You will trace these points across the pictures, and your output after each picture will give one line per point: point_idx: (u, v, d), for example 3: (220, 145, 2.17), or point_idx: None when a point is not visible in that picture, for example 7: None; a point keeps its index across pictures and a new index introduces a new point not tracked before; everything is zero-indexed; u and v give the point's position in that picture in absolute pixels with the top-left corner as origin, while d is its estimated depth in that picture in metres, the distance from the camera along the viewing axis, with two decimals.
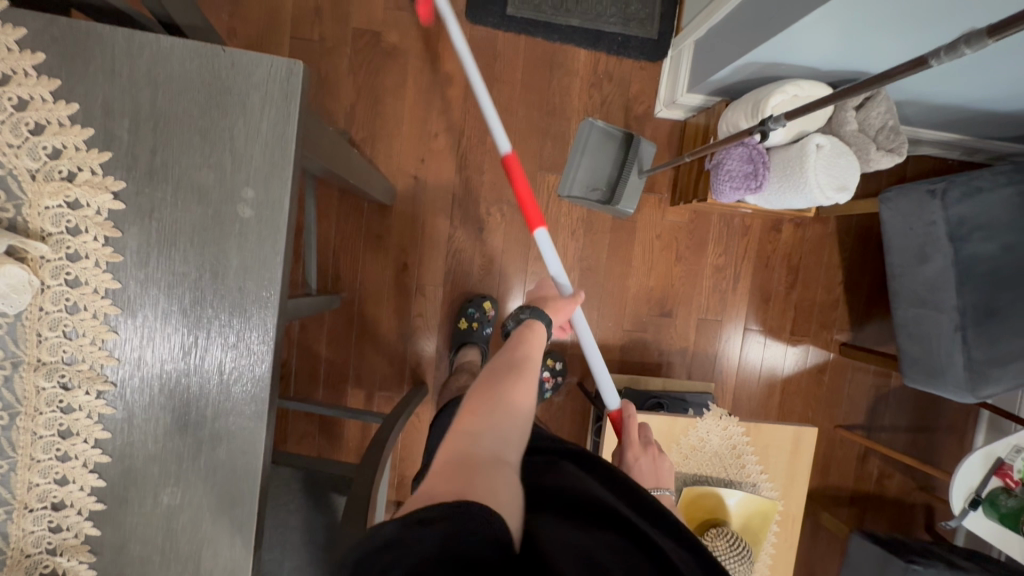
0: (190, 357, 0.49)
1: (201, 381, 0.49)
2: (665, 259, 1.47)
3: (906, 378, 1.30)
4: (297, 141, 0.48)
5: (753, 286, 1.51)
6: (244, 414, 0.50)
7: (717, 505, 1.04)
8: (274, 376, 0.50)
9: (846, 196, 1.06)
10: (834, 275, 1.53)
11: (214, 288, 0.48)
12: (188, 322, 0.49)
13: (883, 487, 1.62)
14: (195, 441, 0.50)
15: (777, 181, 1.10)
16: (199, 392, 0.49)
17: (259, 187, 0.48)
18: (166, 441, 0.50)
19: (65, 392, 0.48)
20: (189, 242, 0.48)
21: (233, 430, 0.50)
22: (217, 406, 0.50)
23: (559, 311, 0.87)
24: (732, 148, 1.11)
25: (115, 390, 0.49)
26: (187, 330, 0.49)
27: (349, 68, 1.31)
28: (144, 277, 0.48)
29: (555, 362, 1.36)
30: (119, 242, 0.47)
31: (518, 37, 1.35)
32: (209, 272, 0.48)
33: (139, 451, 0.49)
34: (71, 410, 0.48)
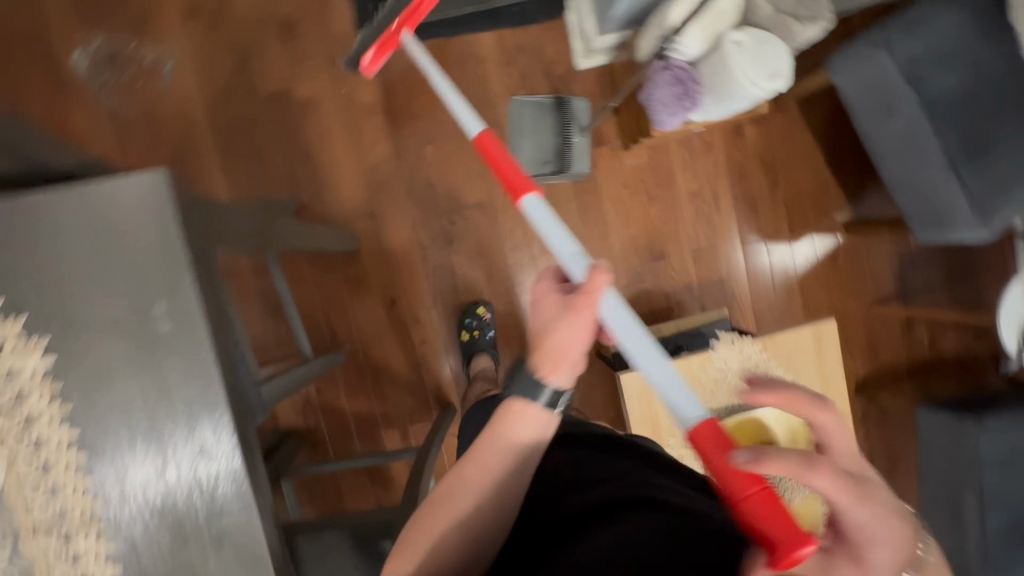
0: (166, 474, 0.51)
1: (183, 491, 0.51)
2: (638, 205, 1.44)
3: (917, 234, 1.23)
4: (186, 243, 0.50)
5: (737, 199, 1.46)
6: (233, 509, 0.51)
7: (760, 429, 1.01)
8: (248, 464, 0.52)
9: (782, 82, 1.00)
10: (812, 159, 1.47)
11: (162, 403, 0.50)
12: (151, 442, 0.51)
13: (938, 349, 1.55)
14: (200, 549, 0.52)
15: (711, 92, 1.07)
16: (185, 503, 0.51)
17: (168, 297, 0.49)
18: (173, 556, 0.52)
19: (67, 543, 0.50)
20: (125, 370, 0.50)
21: (229, 526, 0.52)
22: (207, 510, 0.51)
23: (561, 353, 0.55)
24: (655, 75, 1.08)
25: (112, 526, 0.51)
26: (153, 450, 0.51)
27: (272, 136, 1.33)
28: (97, 416, 0.50)
29: None
30: (65, 393, 0.50)
31: (419, 45, 1.34)
32: (153, 390, 0.50)
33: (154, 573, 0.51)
34: (79, 557, 0.51)
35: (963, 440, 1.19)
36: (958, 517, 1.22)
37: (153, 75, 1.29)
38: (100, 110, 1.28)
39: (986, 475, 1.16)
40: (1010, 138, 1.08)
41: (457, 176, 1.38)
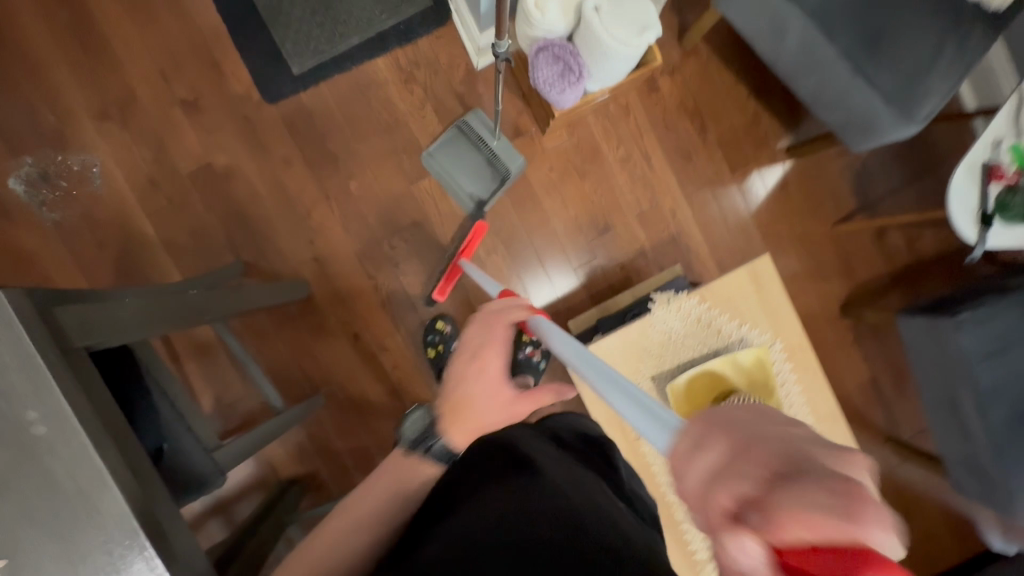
0: (76, 567, 0.54)
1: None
2: (571, 184, 1.43)
3: (853, 147, 1.18)
4: (40, 353, 0.53)
5: (669, 153, 1.44)
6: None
7: (716, 380, 0.99)
8: (152, 538, 0.55)
9: (652, 33, 0.98)
10: (735, 93, 1.43)
11: (56, 503, 0.54)
12: (55, 542, 0.54)
13: (917, 251, 1.48)
14: None
15: (591, 60, 1.06)
16: None
17: (36, 405, 0.53)
18: None
19: None
20: (13, 482, 0.53)
21: None
22: None
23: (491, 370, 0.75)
24: (535, 59, 1.08)
25: None
26: (58, 550, 0.54)
27: (205, 208, 1.38)
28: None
29: None
30: None
31: (318, 85, 1.36)
32: (45, 493, 0.53)
33: None
34: None
35: (945, 341, 1.14)
36: (961, 418, 1.17)
37: (84, 180, 1.36)
38: (45, 225, 1.35)
39: (976, 371, 1.11)
40: (910, 26, 1.04)
41: (387, 202, 1.40)
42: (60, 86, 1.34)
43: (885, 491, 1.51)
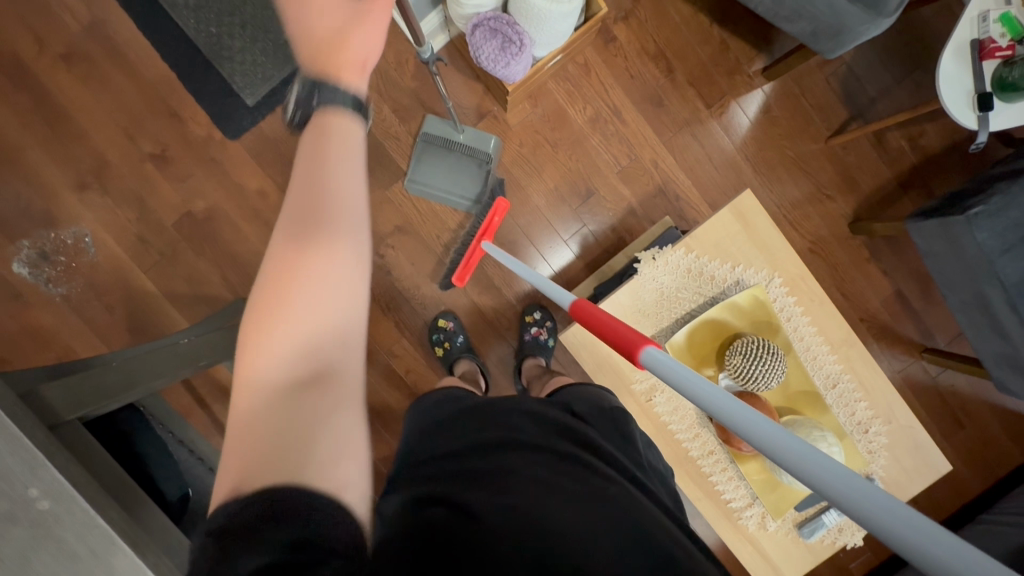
0: None
1: None
2: (545, 155, 1.40)
3: (825, 54, 1.11)
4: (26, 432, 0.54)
5: (639, 101, 1.38)
6: None
7: (717, 328, 0.96)
8: None
9: None
10: (696, 24, 1.36)
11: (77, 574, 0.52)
12: None
13: (924, 149, 1.39)
14: None
15: (530, 25, 1.02)
16: None
17: (36, 480, 0.52)
18: None
19: None
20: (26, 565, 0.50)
21: None
22: None
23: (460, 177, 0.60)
24: (473, 37, 1.04)
25: None
26: None
27: (197, 254, 1.41)
28: None
29: (535, 314, 1.40)
30: None
31: (275, 111, 1.36)
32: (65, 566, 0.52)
33: None
34: None
35: (960, 240, 1.07)
36: (993, 317, 1.10)
37: (79, 251, 1.41)
38: (56, 300, 1.41)
39: (999, 266, 1.04)
40: None
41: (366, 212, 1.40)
42: (36, 166, 1.38)
43: (932, 403, 1.44)
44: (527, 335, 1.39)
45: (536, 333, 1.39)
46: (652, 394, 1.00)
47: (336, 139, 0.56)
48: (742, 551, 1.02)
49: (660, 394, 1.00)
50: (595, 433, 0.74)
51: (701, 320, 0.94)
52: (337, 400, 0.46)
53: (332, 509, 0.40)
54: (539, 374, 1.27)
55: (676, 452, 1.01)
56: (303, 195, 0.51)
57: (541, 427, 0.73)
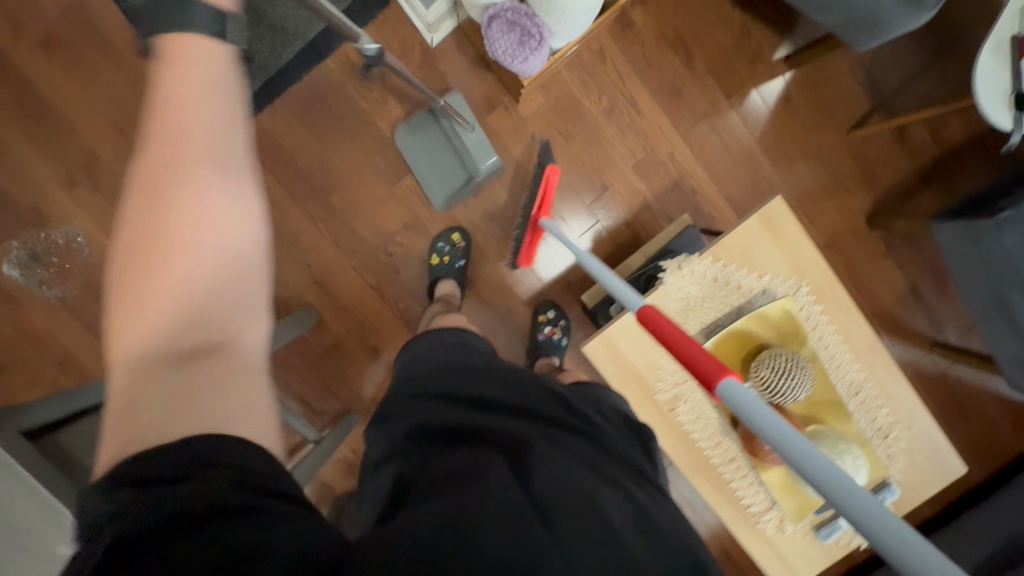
0: None
1: None
2: (558, 149, 1.34)
3: (858, 46, 1.07)
4: None
5: (657, 92, 1.32)
6: None
7: (743, 339, 0.94)
8: None
9: None
10: (718, 9, 1.29)
11: None
12: None
13: (945, 141, 1.36)
14: None
15: (552, 18, 0.96)
16: None
17: None
18: None
19: None
20: None
21: None
22: None
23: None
24: (489, 30, 0.97)
25: None
26: None
27: None
28: None
29: (548, 313, 1.37)
30: None
31: (274, 103, 1.29)
32: None
33: None
34: None
35: (986, 243, 1.05)
36: (1013, 320, 1.09)
37: (72, 251, 1.35)
38: (51, 303, 1.36)
39: (1021, 269, 1.02)
40: None
41: (373, 209, 1.35)
42: (21, 162, 1.30)
43: (940, 396, 1.46)
44: (539, 335, 1.36)
45: (548, 332, 1.36)
46: (675, 404, 0.98)
47: (193, 69, 0.47)
48: (761, 554, 1.04)
49: (683, 405, 0.99)
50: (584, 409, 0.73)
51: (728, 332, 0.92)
52: (225, 373, 0.42)
53: (233, 454, 0.39)
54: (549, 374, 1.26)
55: (697, 460, 1.01)
56: (158, 126, 0.45)
57: (585, 412, 0.68)
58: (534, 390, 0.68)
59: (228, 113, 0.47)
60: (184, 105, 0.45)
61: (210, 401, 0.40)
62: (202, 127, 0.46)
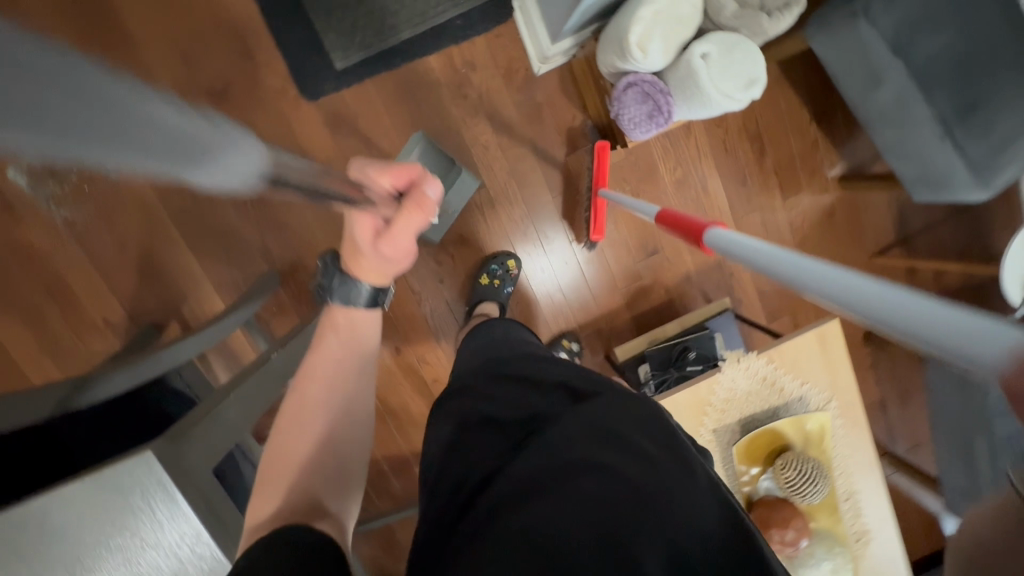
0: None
1: None
2: (625, 205, 1.39)
3: (913, 197, 1.18)
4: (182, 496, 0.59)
5: (725, 177, 1.40)
6: None
7: (774, 436, 1.04)
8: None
9: (759, 88, 0.94)
10: (799, 119, 1.39)
11: None
12: None
13: (944, 285, 1.54)
14: None
15: (683, 105, 0.99)
16: None
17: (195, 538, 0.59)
18: None
19: None
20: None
21: None
22: None
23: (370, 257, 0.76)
24: (623, 96, 1.00)
25: None
26: None
27: (238, 213, 1.28)
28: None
29: (572, 338, 1.41)
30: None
31: (364, 84, 1.24)
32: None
33: None
34: None
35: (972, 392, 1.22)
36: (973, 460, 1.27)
37: (97, 175, 1.23)
38: (56, 224, 1.23)
39: (996, 423, 1.18)
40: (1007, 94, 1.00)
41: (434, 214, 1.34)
42: None
43: None
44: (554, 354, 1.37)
45: (567, 356, 1.38)
46: None
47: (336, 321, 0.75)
48: None
49: None
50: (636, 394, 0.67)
51: (765, 430, 1.03)
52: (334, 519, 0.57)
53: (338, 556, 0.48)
54: None
55: None
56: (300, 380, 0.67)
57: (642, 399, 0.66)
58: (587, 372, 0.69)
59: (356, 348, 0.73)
60: (327, 342, 0.72)
61: (322, 527, 0.53)
62: (334, 355, 0.70)
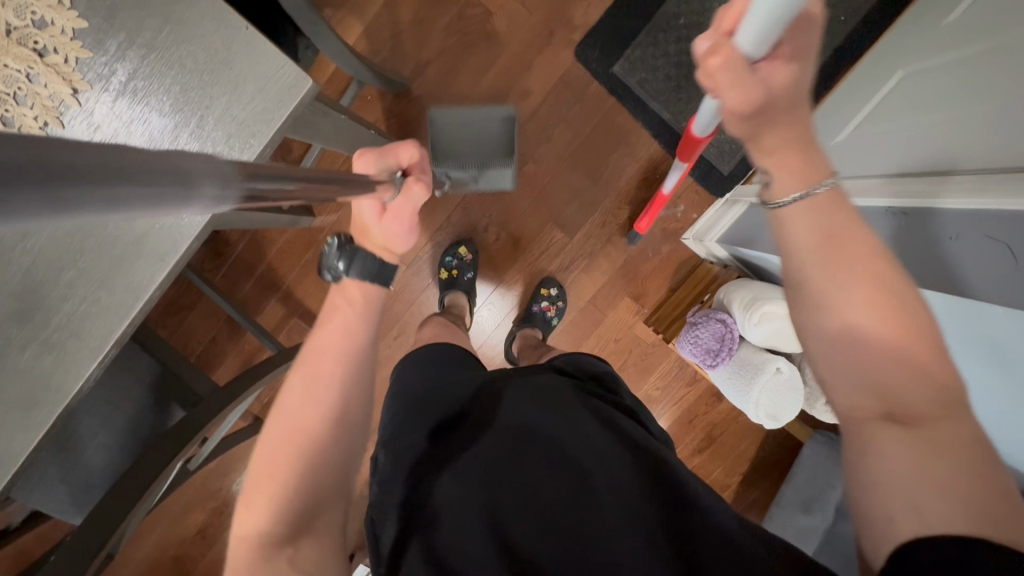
0: (118, 272, 0.51)
1: (109, 294, 0.51)
2: (608, 362, 1.47)
3: None
4: (275, 131, 0.48)
5: (669, 432, 1.51)
6: (111, 301, 0.51)
7: None
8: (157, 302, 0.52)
9: (773, 424, 1.13)
10: (744, 467, 1.51)
11: (146, 231, 0.50)
12: (116, 254, 0.50)
13: None
14: (81, 298, 0.51)
15: (729, 370, 1.16)
16: (107, 299, 0.51)
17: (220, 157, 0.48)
18: (41, 320, 0.51)
19: (42, 307, 0.51)
20: None
21: (89, 318, 0.51)
22: (92, 305, 0.51)
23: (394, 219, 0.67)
24: (711, 322, 1.16)
25: (81, 302, 0.51)
26: (110, 261, 0.50)
27: (445, 28, 1.29)
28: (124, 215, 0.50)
29: (551, 289, 1.40)
30: None
31: (609, 95, 1.32)
32: None
33: (45, 324, 0.51)
34: (35, 319, 0.51)
35: None
36: None
37: None
38: None
39: None
40: None
41: (524, 205, 1.39)
42: None
43: None
44: (534, 306, 1.38)
45: (543, 308, 1.39)
46: None
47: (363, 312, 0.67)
48: None
49: None
50: (560, 392, 0.62)
51: None
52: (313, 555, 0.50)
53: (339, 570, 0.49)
54: (529, 348, 1.28)
55: None
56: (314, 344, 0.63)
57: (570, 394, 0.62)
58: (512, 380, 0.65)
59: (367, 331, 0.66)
60: (338, 318, 0.64)
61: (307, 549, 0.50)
62: (343, 336, 0.63)
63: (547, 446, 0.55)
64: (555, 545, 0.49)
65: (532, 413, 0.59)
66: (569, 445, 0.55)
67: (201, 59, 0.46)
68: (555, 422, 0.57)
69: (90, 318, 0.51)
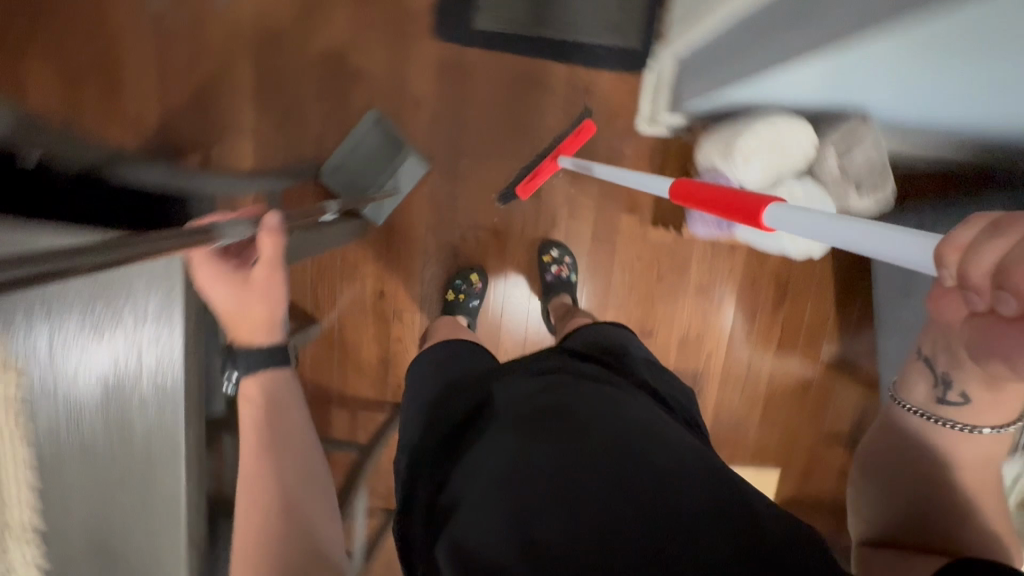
0: (149, 483, 0.58)
1: (156, 503, 0.59)
2: (644, 280, 1.43)
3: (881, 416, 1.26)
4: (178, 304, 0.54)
5: (740, 305, 1.45)
6: (160, 508, 0.59)
7: None
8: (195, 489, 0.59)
9: (817, 244, 1.07)
10: (828, 291, 1.44)
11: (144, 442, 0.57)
12: (139, 471, 0.58)
13: None
14: (143, 519, 0.59)
15: (748, 222, 1.11)
16: (158, 508, 0.59)
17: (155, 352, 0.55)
18: (131, 548, 0.60)
19: (124, 539, 0.60)
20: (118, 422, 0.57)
21: (156, 529, 0.59)
22: (151, 518, 0.59)
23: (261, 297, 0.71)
24: (703, 191, 1.11)
25: (143, 520, 0.59)
26: (140, 478, 0.58)
27: (313, 93, 1.28)
28: (122, 439, 0.57)
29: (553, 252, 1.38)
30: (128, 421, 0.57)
31: (488, 52, 1.28)
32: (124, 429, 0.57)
33: (133, 551, 0.60)
34: (126, 550, 0.60)
35: None
36: None
37: None
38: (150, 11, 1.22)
39: None
40: None
41: (482, 196, 1.36)
42: None
43: None
44: (550, 275, 1.35)
45: (556, 273, 1.36)
46: None
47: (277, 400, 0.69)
48: None
49: None
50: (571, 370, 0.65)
51: None
52: None
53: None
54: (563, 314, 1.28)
55: None
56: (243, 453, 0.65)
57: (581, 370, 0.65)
58: (528, 366, 0.67)
59: (282, 419, 0.68)
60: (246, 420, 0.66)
61: None
62: (254, 433, 0.65)
63: (555, 423, 0.55)
64: (589, 496, 0.50)
65: (552, 388, 0.60)
66: (586, 407, 0.57)
67: (92, 290, 0.54)
68: (578, 393, 0.60)
69: (157, 530, 0.59)
